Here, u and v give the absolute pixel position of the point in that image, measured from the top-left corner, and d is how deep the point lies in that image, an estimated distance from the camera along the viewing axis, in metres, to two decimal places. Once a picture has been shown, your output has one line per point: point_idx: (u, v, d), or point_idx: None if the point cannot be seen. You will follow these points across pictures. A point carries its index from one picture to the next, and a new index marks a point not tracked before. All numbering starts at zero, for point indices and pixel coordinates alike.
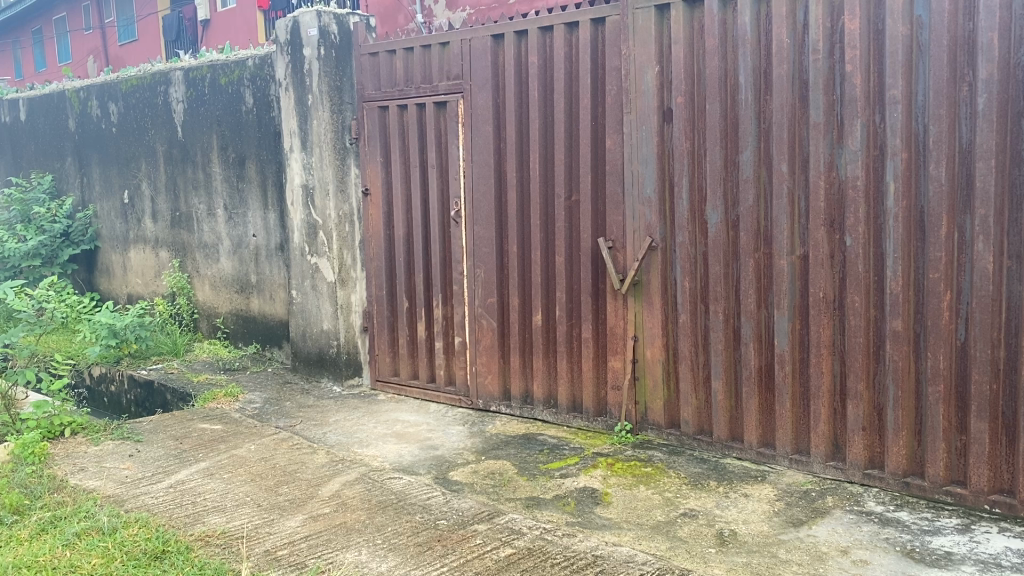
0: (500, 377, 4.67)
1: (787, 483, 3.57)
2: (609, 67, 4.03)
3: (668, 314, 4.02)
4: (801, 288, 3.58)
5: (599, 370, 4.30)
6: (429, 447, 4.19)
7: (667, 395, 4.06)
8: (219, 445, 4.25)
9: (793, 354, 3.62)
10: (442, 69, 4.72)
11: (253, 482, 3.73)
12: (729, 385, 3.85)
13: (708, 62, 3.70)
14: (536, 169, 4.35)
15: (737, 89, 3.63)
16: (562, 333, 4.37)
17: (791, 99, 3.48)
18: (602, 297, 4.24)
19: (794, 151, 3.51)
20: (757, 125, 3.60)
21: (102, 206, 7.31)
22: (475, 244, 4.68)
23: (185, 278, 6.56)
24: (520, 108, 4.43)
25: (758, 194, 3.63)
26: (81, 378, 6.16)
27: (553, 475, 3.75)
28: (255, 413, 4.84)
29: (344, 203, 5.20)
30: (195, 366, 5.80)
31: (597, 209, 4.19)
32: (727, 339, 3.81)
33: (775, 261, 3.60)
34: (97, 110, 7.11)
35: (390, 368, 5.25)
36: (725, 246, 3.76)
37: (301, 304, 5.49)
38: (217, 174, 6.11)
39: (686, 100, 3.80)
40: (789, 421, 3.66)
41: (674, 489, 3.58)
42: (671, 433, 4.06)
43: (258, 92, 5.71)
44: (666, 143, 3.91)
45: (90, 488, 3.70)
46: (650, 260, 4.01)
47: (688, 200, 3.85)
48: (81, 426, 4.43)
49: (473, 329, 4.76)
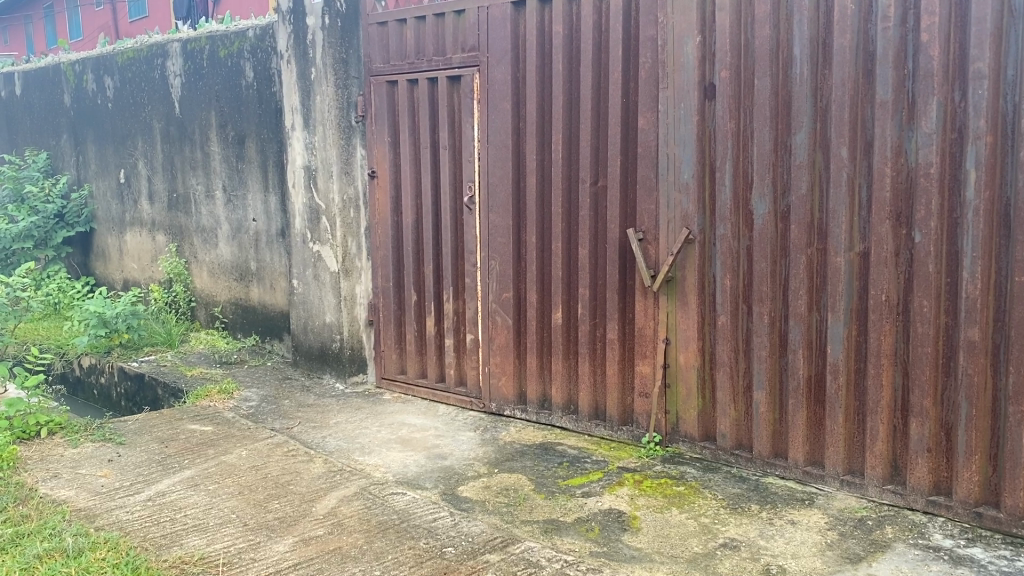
0: (515, 379, 4.28)
1: (839, 510, 3.17)
2: (643, 36, 3.60)
3: (705, 315, 3.60)
4: (860, 289, 3.16)
5: (626, 376, 3.90)
6: (436, 457, 3.80)
7: (702, 405, 3.66)
8: (207, 450, 3.87)
9: (848, 364, 3.21)
10: (457, 40, 4.28)
11: (241, 496, 3.36)
12: (774, 396, 3.44)
13: (758, 32, 3.27)
14: (559, 151, 3.94)
15: (791, 62, 3.20)
16: (584, 333, 3.97)
17: (854, 73, 3.04)
18: (630, 295, 3.83)
19: (856, 133, 3.07)
20: (813, 103, 3.16)
21: (98, 186, 6.94)
22: (489, 234, 4.28)
23: (182, 264, 6.18)
24: (542, 84, 4.00)
25: (813, 182, 3.20)
26: (70, 368, 5.79)
27: (574, 493, 3.36)
28: (250, 413, 4.46)
29: (349, 186, 4.81)
30: (190, 359, 5.43)
31: (627, 197, 3.77)
32: (772, 345, 3.40)
33: (830, 258, 3.19)
34: (93, 84, 6.74)
35: (396, 365, 4.86)
36: (773, 239, 3.34)
37: (302, 294, 5.11)
38: (215, 154, 5.73)
39: (731, 74, 3.37)
40: (841, 438, 3.26)
41: (711, 513, 3.18)
42: (706, 447, 3.66)
43: (259, 64, 5.31)
44: (707, 123, 3.48)
45: (60, 499, 3.33)
46: (686, 255, 3.59)
47: (731, 187, 3.42)
48: (59, 425, 4.08)
49: (487, 325, 4.36)
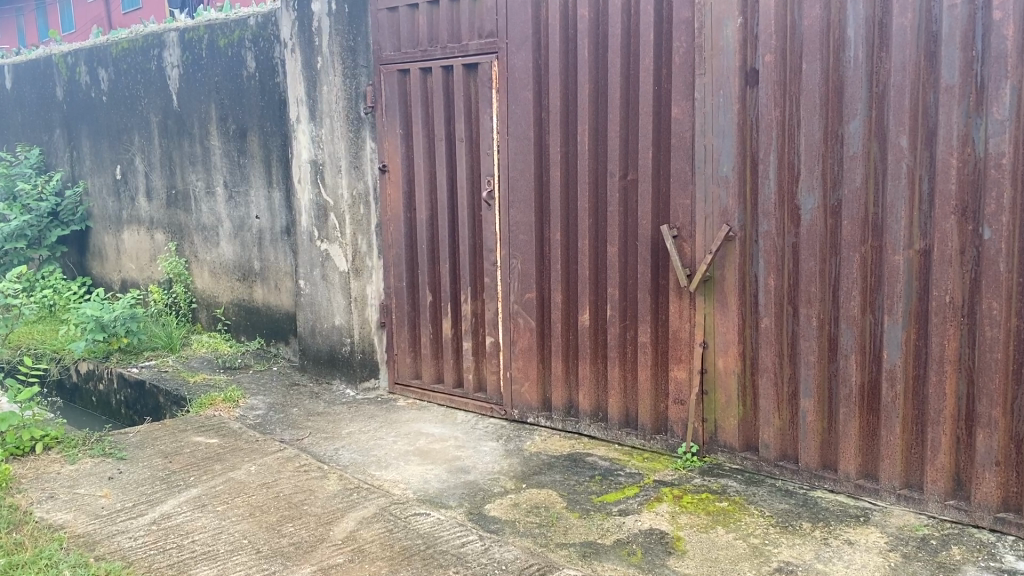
0: (538, 385, 4.05)
1: (898, 528, 2.93)
2: (677, 18, 3.35)
3: (746, 318, 3.36)
4: (920, 289, 2.91)
5: (659, 381, 3.66)
6: (459, 470, 3.56)
7: (742, 413, 3.42)
8: (214, 466, 3.63)
9: (906, 370, 2.97)
10: (474, 25, 4.03)
11: (252, 518, 3.12)
12: (822, 404, 3.21)
13: (806, 12, 3.01)
14: (585, 143, 3.69)
15: (844, 44, 2.95)
16: (613, 336, 3.73)
17: (916, 55, 2.79)
18: (662, 295, 3.59)
19: (917, 121, 2.82)
20: (869, 89, 2.91)
21: (93, 182, 6.67)
22: (510, 231, 4.03)
23: (182, 264, 5.92)
24: (566, 70, 3.75)
25: (868, 175, 2.96)
26: (67, 375, 5.54)
27: (610, 511, 3.12)
28: (257, 424, 4.22)
29: (358, 182, 4.57)
30: (192, 364, 5.18)
31: (660, 192, 3.53)
32: (821, 350, 3.16)
33: (887, 256, 2.94)
34: (86, 77, 6.46)
35: (410, 369, 4.62)
36: (823, 236, 3.10)
37: (310, 296, 4.87)
38: (216, 148, 5.47)
39: (776, 59, 3.12)
40: (898, 450, 3.02)
41: (761, 533, 2.95)
42: (747, 458, 3.43)
43: (261, 54, 5.05)
44: (748, 111, 3.23)
45: (57, 525, 3.09)
46: (726, 253, 3.34)
47: (776, 180, 3.17)
48: (55, 440, 3.84)
49: (508, 328, 4.13)
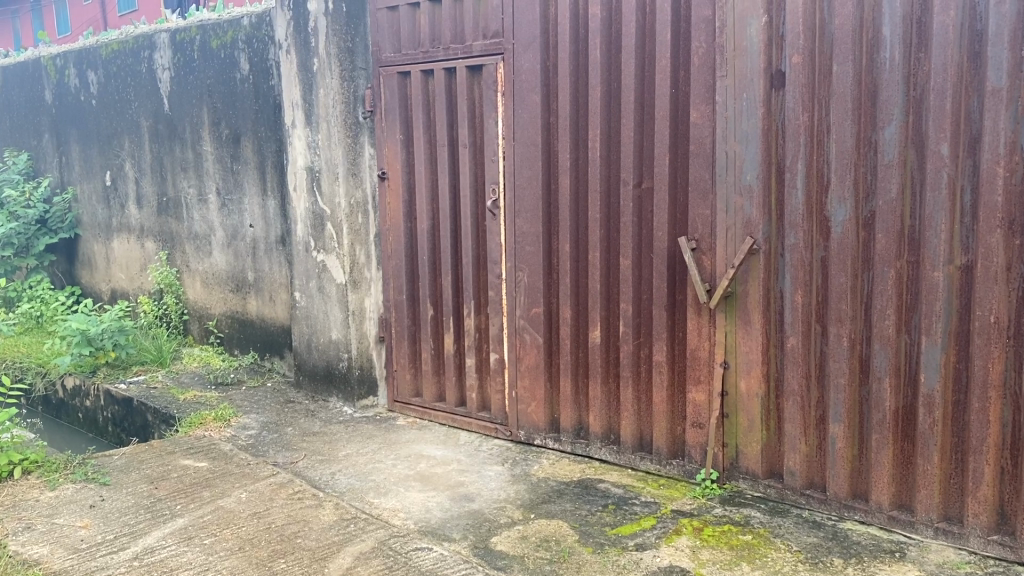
0: (547, 404, 3.83)
1: (938, 565, 2.71)
2: (697, 17, 3.14)
3: (771, 337, 3.15)
4: (961, 309, 2.69)
5: (675, 402, 3.45)
6: (463, 498, 3.34)
7: (766, 438, 3.21)
8: (203, 493, 3.41)
9: (945, 395, 2.75)
10: (478, 25, 3.82)
11: (242, 553, 2.90)
12: (853, 430, 2.99)
13: (837, 9, 2.80)
14: (597, 149, 3.48)
15: (878, 44, 2.74)
16: (627, 355, 3.52)
17: (959, 56, 2.58)
18: (679, 311, 3.38)
19: (959, 127, 2.61)
20: (906, 92, 2.70)
21: (82, 189, 6.45)
22: (517, 242, 3.82)
23: (174, 274, 5.72)
24: (576, 73, 3.54)
25: (904, 185, 2.75)
26: (53, 390, 5.32)
27: (626, 546, 2.90)
28: (249, 445, 4.01)
29: (357, 189, 4.36)
30: (183, 379, 4.96)
31: (677, 201, 3.32)
32: (851, 372, 2.95)
33: (925, 272, 2.73)
34: (75, 80, 6.25)
35: (410, 386, 4.40)
36: (854, 250, 2.89)
37: (306, 308, 4.66)
38: (208, 154, 5.26)
39: (805, 60, 2.91)
40: (936, 480, 2.80)
41: (790, 571, 2.72)
42: (770, 486, 3.21)
43: (255, 56, 4.84)
44: (774, 117, 3.02)
45: (31, 560, 2.87)
46: (749, 267, 3.13)
47: (804, 191, 2.97)
48: (34, 464, 3.64)
49: (514, 344, 3.92)
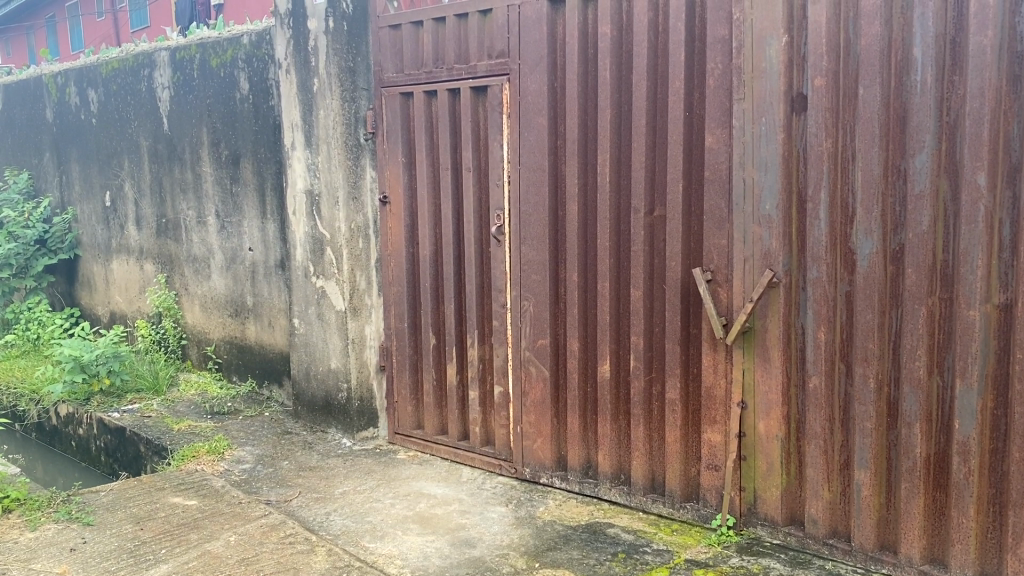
0: (552, 441, 3.65)
1: None
2: (712, 37, 2.97)
3: (791, 375, 2.96)
4: (1000, 350, 2.49)
5: (690, 442, 3.25)
6: (463, 542, 3.16)
7: (786, 482, 3.01)
8: (190, 535, 3.24)
9: (982, 443, 2.54)
10: (482, 45, 3.66)
11: None
12: (880, 477, 2.79)
13: (863, 29, 2.63)
14: (606, 175, 3.31)
15: (909, 66, 2.56)
16: (638, 391, 3.33)
17: (996, 80, 2.40)
18: (693, 346, 3.19)
19: (997, 155, 2.43)
20: (938, 117, 2.52)
21: (82, 209, 6.33)
22: (522, 270, 3.65)
23: (172, 297, 5.58)
24: (585, 94, 3.38)
25: (936, 217, 2.55)
26: (46, 417, 5.17)
27: None
28: (242, 481, 3.84)
29: (357, 214, 4.19)
30: (179, 408, 4.80)
31: (691, 231, 3.14)
32: (878, 416, 2.75)
33: (960, 310, 2.53)
34: (75, 98, 6.14)
35: (412, 419, 4.22)
36: (882, 285, 2.69)
37: (304, 336, 4.50)
38: (207, 175, 5.12)
39: (828, 83, 2.73)
40: (973, 533, 2.59)
41: None
42: (790, 534, 3.01)
43: (255, 75, 4.71)
44: (795, 142, 2.84)
45: None
46: (768, 301, 2.94)
47: (827, 222, 2.78)
48: (15, 501, 3.48)
49: (519, 377, 3.73)
